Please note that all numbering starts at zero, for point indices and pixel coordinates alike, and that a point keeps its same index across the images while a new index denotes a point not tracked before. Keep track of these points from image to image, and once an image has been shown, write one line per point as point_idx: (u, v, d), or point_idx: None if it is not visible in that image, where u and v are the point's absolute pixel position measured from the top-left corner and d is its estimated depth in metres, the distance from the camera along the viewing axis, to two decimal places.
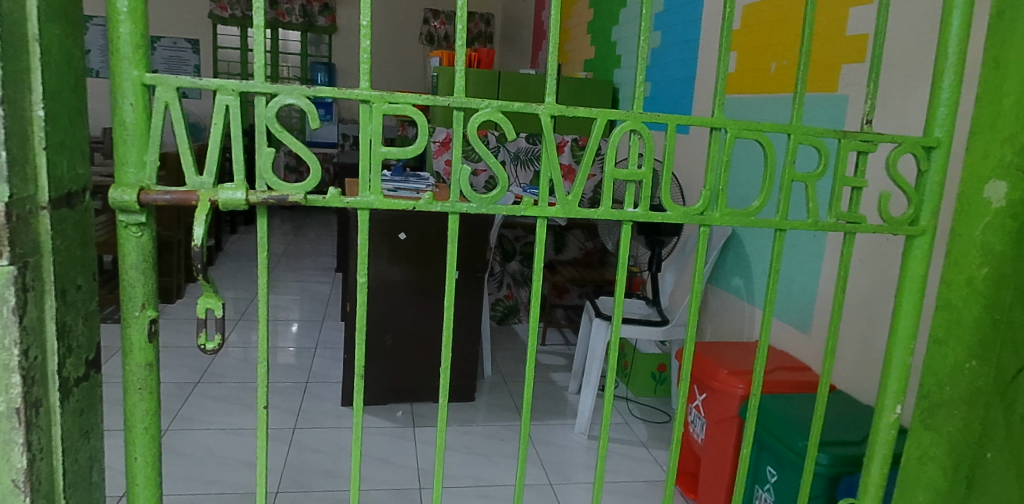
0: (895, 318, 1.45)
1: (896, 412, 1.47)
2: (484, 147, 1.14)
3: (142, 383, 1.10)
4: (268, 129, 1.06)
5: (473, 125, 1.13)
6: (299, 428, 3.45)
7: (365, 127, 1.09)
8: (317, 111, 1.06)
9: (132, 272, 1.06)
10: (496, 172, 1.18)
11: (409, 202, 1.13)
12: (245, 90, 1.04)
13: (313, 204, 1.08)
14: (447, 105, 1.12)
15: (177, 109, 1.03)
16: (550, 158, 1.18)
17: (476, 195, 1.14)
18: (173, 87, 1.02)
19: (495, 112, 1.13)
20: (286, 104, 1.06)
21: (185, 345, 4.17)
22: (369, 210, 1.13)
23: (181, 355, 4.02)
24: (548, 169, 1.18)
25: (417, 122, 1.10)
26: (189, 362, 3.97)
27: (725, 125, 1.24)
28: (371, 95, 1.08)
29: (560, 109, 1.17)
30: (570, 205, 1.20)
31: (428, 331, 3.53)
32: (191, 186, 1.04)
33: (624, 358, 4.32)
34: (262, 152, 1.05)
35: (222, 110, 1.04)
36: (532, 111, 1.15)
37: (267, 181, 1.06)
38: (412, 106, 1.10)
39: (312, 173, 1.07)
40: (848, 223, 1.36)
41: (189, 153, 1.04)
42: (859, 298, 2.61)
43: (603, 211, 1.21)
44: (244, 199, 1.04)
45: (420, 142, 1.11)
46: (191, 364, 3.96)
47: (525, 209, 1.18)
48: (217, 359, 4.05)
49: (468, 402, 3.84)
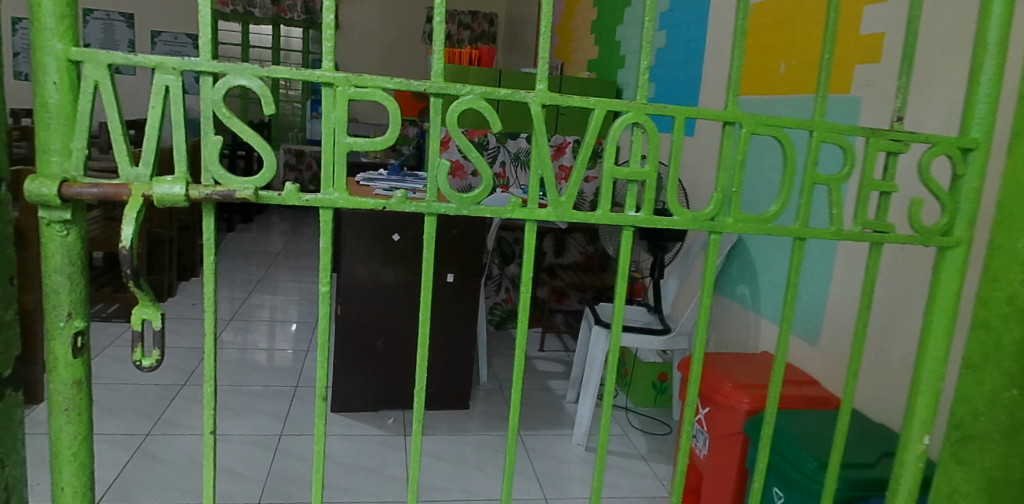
0: (924, 339, 1.31)
1: (924, 443, 1.33)
2: (466, 141, 1.00)
3: (69, 404, 0.96)
4: (215, 114, 0.92)
5: (454, 116, 0.98)
6: (285, 436, 3.30)
7: (328, 115, 0.95)
8: (272, 96, 0.92)
9: (56, 277, 0.92)
10: (479, 169, 1.02)
11: (379, 201, 0.99)
12: (188, 69, 0.90)
13: (267, 201, 0.94)
14: (423, 91, 0.98)
15: (108, 88, 0.89)
16: (541, 155, 1.04)
17: (455, 194, 1.00)
18: (104, 63, 0.88)
19: (478, 101, 0.99)
20: (236, 86, 0.92)
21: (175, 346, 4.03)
22: (333, 210, 0.98)
23: (170, 356, 3.87)
24: (540, 166, 1.04)
25: (388, 108, 0.96)
26: (177, 363, 3.82)
27: (740, 119, 1.10)
28: (334, 77, 0.94)
29: (553, 98, 1.03)
30: (563, 208, 1.05)
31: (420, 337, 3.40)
32: (125, 179, 0.90)
33: (625, 366, 4.17)
34: (208, 141, 0.91)
35: (161, 91, 0.90)
36: (522, 99, 1.00)
37: (214, 174, 0.92)
38: (382, 91, 0.96)
39: (267, 166, 0.93)
40: (874, 232, 1.22)
41: (123, 141, 0.90)
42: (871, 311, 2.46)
43: (601, 215, 1.06)
44: (183, 194, 0.89)
45: (391, 134, 0.97)
46: (180, 365, 3.81)
47: (512, 211, 1.03)
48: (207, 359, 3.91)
49: (463, 410, 3.70)
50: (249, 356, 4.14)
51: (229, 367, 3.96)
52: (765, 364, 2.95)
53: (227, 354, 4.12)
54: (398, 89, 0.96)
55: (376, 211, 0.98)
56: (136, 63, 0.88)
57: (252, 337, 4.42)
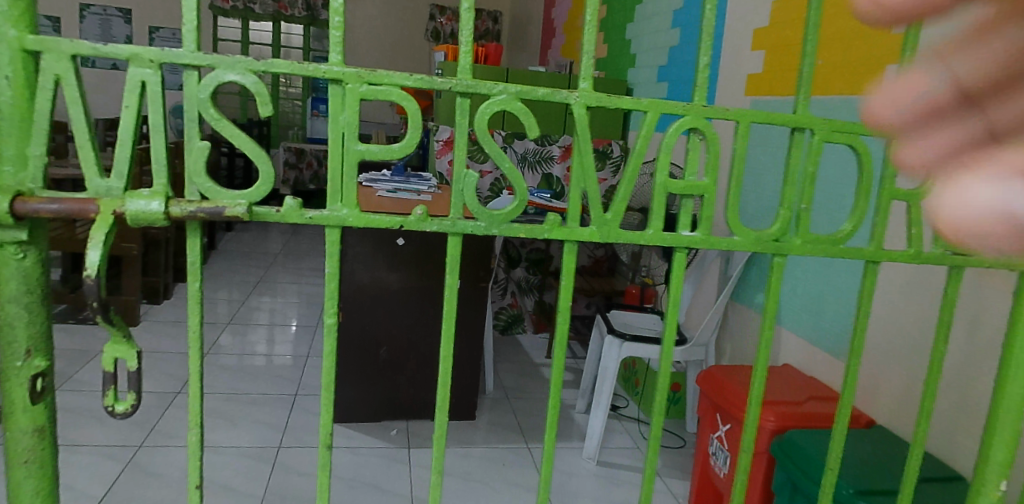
0: (1004, 374, 1.15)
1: (1002, 489, 1.17)
2: (498, 149, 0.85)
3: (29, 455, 0.81)
4: (200, 116, 0.77)
5: (484, 119, 0.83)
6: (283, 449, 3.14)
7: (336, 117, 0.80)
8: (269, 93, 0.77)
9: (10, 308, 0.77)
10: (512, 180, 0.86)
11: (395, 218, 0.84)
12: (169, 62, 0.75)
13: (264, 219, 0.79)
14: (448, 89, 0.83)
15: (71, 85, 0.74)
16: (584, 165, 0.88)
17: (484, 209, 0.85)
18: (66, 54, 0.73)
19: (512, 102, 0.83)
20: (226, 82, 0.77)
21: (171, 351, 3.84)
22: (342, 229, 0.83)
23: (164, 363, 3.69)
24: (582, 178, 0.88)
25: (407, 110, 0.81)
26: (171, 369, 3.64)
27: (811, 125, 0.95)
28: (344, 72, 0.79)
29: (600, 98, 0.87)
30: (608, 226, 0.90)
31: (427, 347, 3.25)
32: (92, 192, 0.75)
33: (635, 375, 4.02)
34: (193, 148, 0.76)
35: (136, 88, 0.75)
36: (564, 100, 0.85)
37: (200, 187, 0.77)
38: (401, 89, 0.80)
39: (262, 178, 0.78)
40: (956, 255, 1.07)
41: (90, 147, 0.75)
42: (881, 323, 2.29)
43: (651, 235, 0.91)
44: (162, 211, 0.74)
45: (410, 141, 0.82)
46: (174, 371, 3.62)
47: (550, 231, 0.87)
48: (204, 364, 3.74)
49: (469, 422, 3.54)
50: (246, 362, 3.97)
51: (226, 374, 3.79)
52: (789, 377, 2.80)
53: (223, 360, 3.96)
54: (418, 87, 0.81)
55: (393, 229, 0.84)
56: (106, 53, 0.73)
57: (250, 341, 4.26)
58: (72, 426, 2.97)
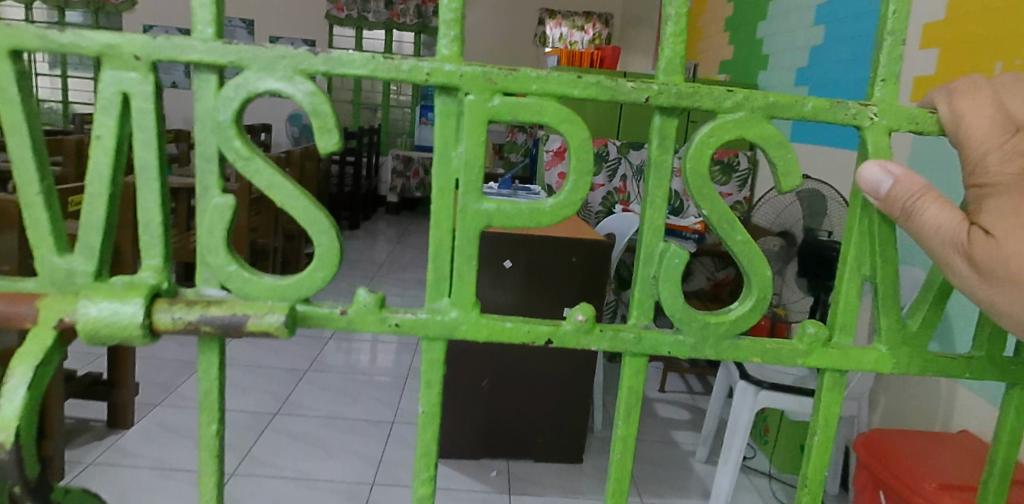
0: None
1: None
2: (726, 209, 0.46)
3: None
4: (223, 156, 0.45)
5: (702, 155, 0.45)
6: (386, 465, 2.12)
7: (449, 152, 0.46)
8: (332, 113, 0.44)
9: None
10: (748, 270, 0.47)
11: (545, 325, 0.48)
12: (163, 59, 0.43)
13: (315, 323, 0.47)
14: (642, 102, 0.46)
15: (12, 104, 0.44)
16: (879, 236, 0.47)
17: (695, 314, 0.47)
18: (3, 48, 0.44)
19: (758, 123, 0.45)
20: (259, 96, 0.45)
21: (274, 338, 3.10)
22: (447, 343, 0.49)
23: (269, 353, 2.89)
24: (872, 259, 0.48)
25: (568, 136, 0.45)
26: (264, 363, 2.77)
27: None
28: (462, 72, 0.45)
29: (912, 116, 0.47)
30: (910, 351, 0.49)
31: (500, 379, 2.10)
32: (45, 279, 0.45)
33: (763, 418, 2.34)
34: (205, 205, 0.45)
35: (114, 104, 0.44)
36: (849, 122, 0.46)
37: (214, 271, 0.46)
38: (557, 103, 0.45)
39: (312, 262, 0.45)
40: None
41: (41, 203, 0.45)
42: None
43: (982, 362, 0.50)
44: (140, 325, 0.42)
45: (571, 195, 0.46)
46: (281, 365, 2.78)
47: (805, 353, 0.48)
48: (317, 357, 2.90)
49: (572, 468, 2.08)
50: (350, 360, 2.90)
51: (333, 380, 2.68)
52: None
53: (329, 359, 2.88)
54: (590, 96, 0.45)
55: (535, 344, 0.48)
56: (67, 45, 0.43)
57: (356, 341, 3.08)
58: (168, 448, 1.85)
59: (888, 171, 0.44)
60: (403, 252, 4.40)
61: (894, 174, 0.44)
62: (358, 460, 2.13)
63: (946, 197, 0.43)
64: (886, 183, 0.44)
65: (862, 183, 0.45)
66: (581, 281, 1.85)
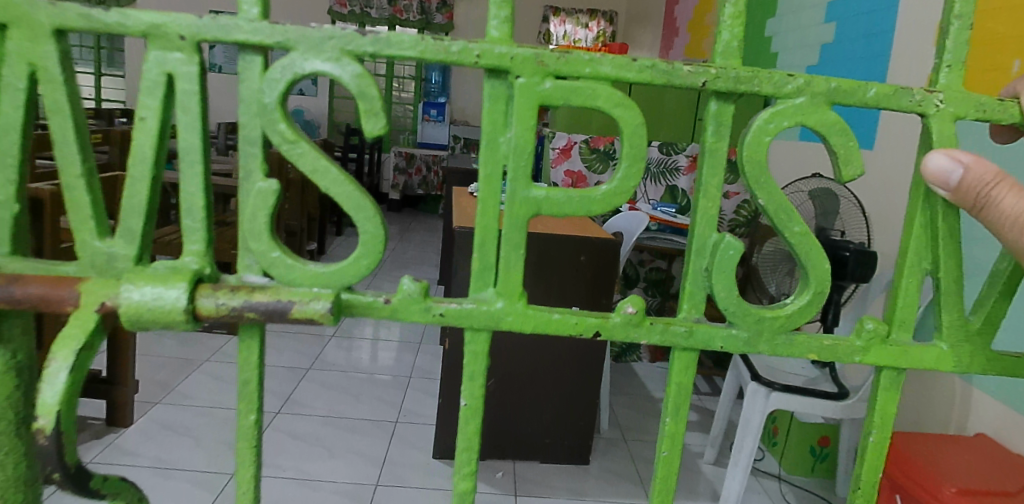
0: None
1: None
2: (784, 199, 0.45)
3: None
4: (268, 137, 0.44)
5: (760, 144, 0.44)
6: (390, 465, 2.10)
7: (500, 137, 0.45)
8: (382, 96, 0.43)
9: None
10: (804, 262, 0.46)
11: (594, 318, 0.47)
12: (210, 37, 0.42)
13: (359, 312, 0.46)
14: (701, 86, 0.44)
15: (56, 84, 0.43)
16: (938, 228, 0.46)
17: (751, 309, 0.46)
18: (45, 27, 0.42)
19: (818, 109, 0.44)
20: (307, 76, 0.43)
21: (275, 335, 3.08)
22: (493, 334, 0.48)
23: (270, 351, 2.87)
24: (933, 250, 0.46)
25: (621, 121, 0.44)
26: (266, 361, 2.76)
27: None
28: (515, 54, 0.43)
29: (975, 105, 0.45)
30: (967, 348, 0.48)
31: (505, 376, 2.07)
32: (85, 263, 0.44)
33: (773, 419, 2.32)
34: (250, 189, 0.44)
35: (158, 84, 0.43)
36: (913, 108, 0.45)
37: (256, 258, 0.45)
38: (611, 87, 0.44)
39: (358, 249, 0.44)
40: None
41: (81, 185, 0.44)
42: None
43: None
44: (184, 311, 0.41)
45: (625, 182, 0.45)
46: (283, 364, 2.76)
47: (859, 348, 0.47)
48: (320, 356, 2.88)
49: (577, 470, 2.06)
50: (353, 359, 2.88)
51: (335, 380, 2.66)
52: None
53: (330, 357, 2.87)
54: (646, 80, 0.44)
55: (583, 337, 0.47)
56: (111, 24, 0.42)
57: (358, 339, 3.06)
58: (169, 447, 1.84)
59: (957, 162, 0.44)
60: (405, 251, 4.38)
61: (964, 162, 0.43)
62: (361, 461, 2.11)
63: (1012, 182, 0.44)
64: (957, 173, 0.43)
65: (930, 176, 0.44)
66: (593, 279, 1.84)
